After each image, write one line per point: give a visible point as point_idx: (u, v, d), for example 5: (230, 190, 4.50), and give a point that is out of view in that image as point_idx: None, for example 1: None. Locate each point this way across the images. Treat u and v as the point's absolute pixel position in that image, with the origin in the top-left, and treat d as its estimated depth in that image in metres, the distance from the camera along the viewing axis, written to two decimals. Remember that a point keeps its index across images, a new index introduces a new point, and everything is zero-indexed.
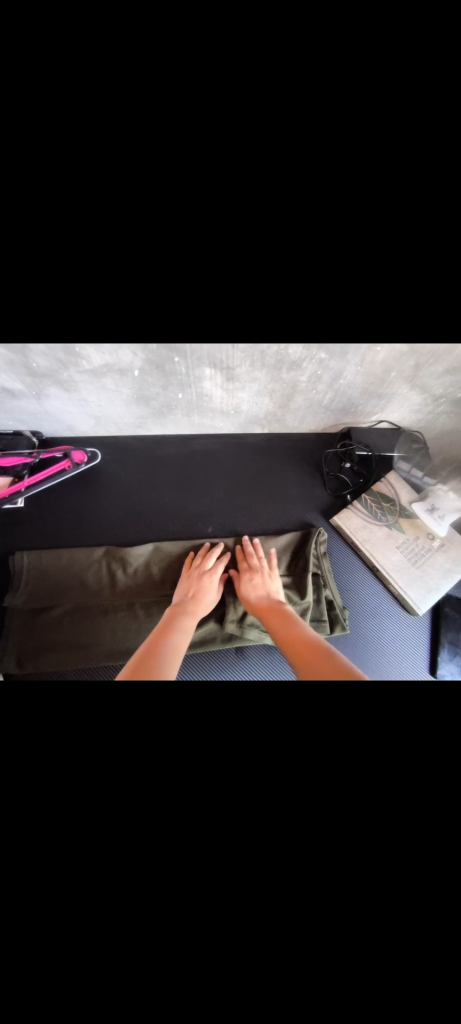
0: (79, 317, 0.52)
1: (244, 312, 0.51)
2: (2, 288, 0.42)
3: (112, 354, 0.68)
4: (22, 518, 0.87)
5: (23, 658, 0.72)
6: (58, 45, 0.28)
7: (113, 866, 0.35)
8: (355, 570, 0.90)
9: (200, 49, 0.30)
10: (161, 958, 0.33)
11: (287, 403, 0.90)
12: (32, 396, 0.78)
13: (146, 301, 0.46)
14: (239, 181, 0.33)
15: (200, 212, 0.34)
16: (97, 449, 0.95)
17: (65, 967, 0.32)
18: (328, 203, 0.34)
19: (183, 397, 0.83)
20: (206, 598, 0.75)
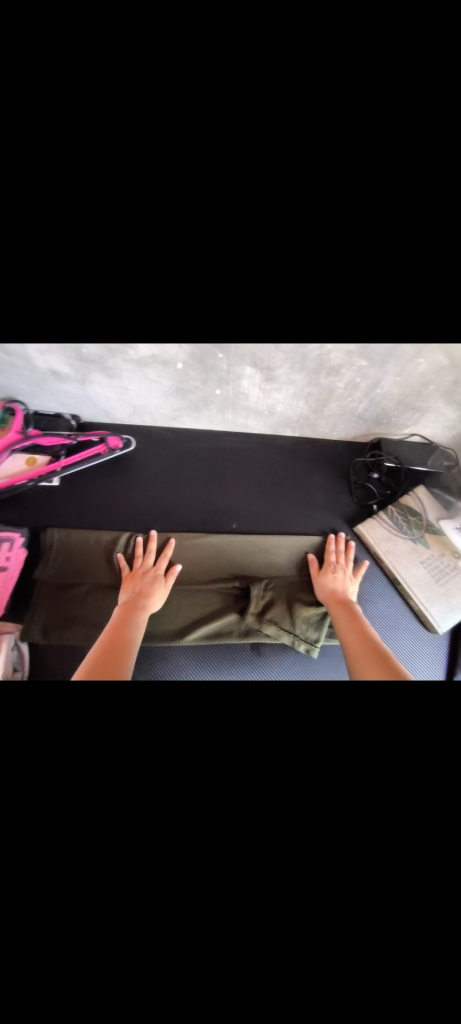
0: (137, 309, 0.54)
1: (295, 311, 0.52)
2: (73, 275, 0.44)
3: (159, 346, 0.70)
4: (56, 497, 0.91)
5: (48, 628, 0.76)
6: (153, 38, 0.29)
7: (131, 834, 0.37)
8: (375, 581, 0.90)
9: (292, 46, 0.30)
10: (168, 923, 0.35)
11: (322, 409, 0.90)
12: (77, 382, 0.81)
13: (202, 297, 0.48)
14: (316, 181, 0.33)
15: (272, 208, 0.36)
16: (132, 436, 0.98)
17: (81, 918, 0.34)
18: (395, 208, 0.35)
19: (220, 394, 0.85)
20: (153, 596, 0.77)
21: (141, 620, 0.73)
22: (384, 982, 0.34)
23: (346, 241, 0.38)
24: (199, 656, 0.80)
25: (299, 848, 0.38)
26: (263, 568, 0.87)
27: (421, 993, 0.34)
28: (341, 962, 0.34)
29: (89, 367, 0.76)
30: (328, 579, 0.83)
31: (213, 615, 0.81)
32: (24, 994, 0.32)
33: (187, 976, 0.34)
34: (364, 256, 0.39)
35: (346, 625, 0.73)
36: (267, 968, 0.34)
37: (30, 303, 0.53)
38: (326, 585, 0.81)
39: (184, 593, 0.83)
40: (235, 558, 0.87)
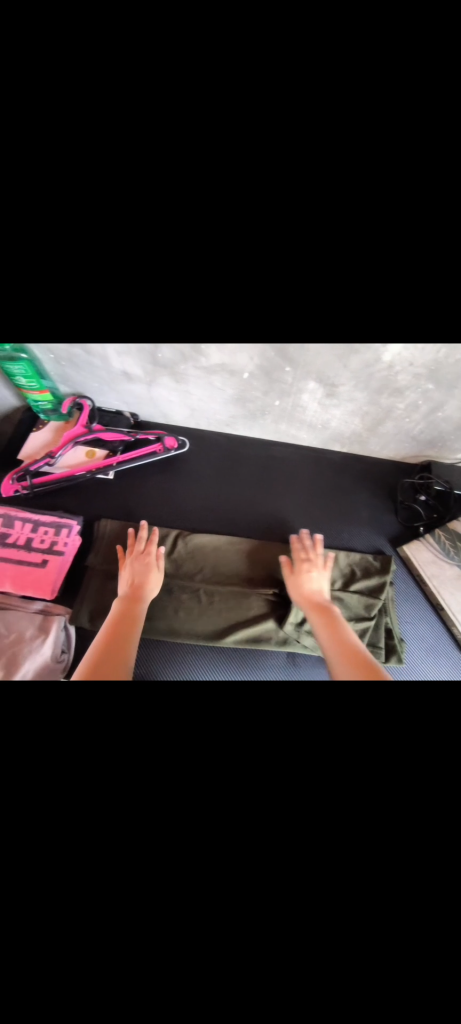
0: (224, 321, 0.57)
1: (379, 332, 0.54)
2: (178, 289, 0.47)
3: (231, 355, 0.73)
4: (111, 490, 0.95)
5: (94, 615, 0.78)
6: None
7: (193, 835, 0.37)
8: (417, 603, 0.89)
9: None
10: (227, 933, 0.34)
11: (376, 427, 0.91)
12: (145, 383, 0.85)
13: (293, 314, 0.50)
14: (447, 195, 0.31)
15: None
16: (186, 437, 1.01)
17: (144, 908, 0.35)
18: None
19: (279, 404, 0.87)
20: (146, 582, 0.78)
21: (142, 608, 0.75)
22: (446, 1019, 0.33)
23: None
24: (235, 657, 0.83)
25: (368, 874, 0.36)
26: None
27: None
28: (403, 993, 0.34)
29: (160, 368, 0.80)
30: (303, 578, 0.80)
31: (251, 620, 0.81)
32: (78, 964, 0.33)
33: (243, 982, 0.34)
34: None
35: (322, 627, 0.71)
36: (327, 988, 0.34)
37: (118, 306, 0.54)
38: (300, 586, 0.79)
39: (225, 594, 0.83)
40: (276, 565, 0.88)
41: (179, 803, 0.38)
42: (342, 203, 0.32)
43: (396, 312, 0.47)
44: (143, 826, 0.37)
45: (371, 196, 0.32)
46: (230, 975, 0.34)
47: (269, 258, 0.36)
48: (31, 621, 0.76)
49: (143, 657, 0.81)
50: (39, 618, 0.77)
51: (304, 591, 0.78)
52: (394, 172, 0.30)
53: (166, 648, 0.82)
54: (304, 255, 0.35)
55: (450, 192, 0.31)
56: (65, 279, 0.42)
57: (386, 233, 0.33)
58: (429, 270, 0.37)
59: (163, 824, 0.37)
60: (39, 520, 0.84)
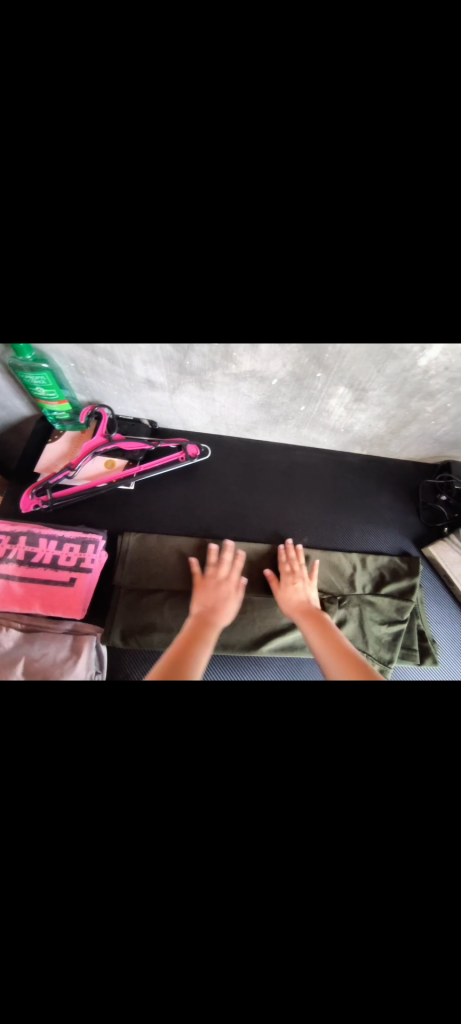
0: (268, 327, 0.54)
1: (425, 329, 0.51)
2: (216, 293, 0.43)
3: (263, 361, 0.71)
4: (132, 502, 0.92)
5: (126, 633, 0.76)
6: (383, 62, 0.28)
7: (300, 908, 0.32)
8: (445, 604, 0.90)
9: None
10: (341, 1006, 0.31)
11: (399, 430, 0.91)
12: (169, 390, 0.84)
13: (348, 317, 0.48)
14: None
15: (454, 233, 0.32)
16: (207, 444, 0.99)
17: (248, 976, 0.31)
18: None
19: (305, 410, 0.86)
20: (225, 609, 0.75)
21: (212, 632, 0.70)
22: None
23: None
24: (272, 665, 0.83)
25: None
26: (336, 584, 0.86)
27: None
28: None
29: (187, 376, 0.78)
30: (289, 591, 0.79)
31: (286, 628, 0.80)
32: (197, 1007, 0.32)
33: None
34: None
35: (316, 631, 0.69)
36: None
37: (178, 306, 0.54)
38: (284, 594, 0.78)
39: (259, 605, 0.81)
40: None
41: (279, 876, 0.32)
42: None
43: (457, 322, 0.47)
44: (235, 898, 0.32)
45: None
46: None
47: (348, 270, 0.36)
48: (61, 643, 0.73)
49: None
50: (70, 638, 0.74)
51: (293, 602, 0.77)
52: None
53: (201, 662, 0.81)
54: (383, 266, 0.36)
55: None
56: (140, 300, 0.40)
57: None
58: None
59: (258, 898, 0.32)
60: (64, 537, 0.81)
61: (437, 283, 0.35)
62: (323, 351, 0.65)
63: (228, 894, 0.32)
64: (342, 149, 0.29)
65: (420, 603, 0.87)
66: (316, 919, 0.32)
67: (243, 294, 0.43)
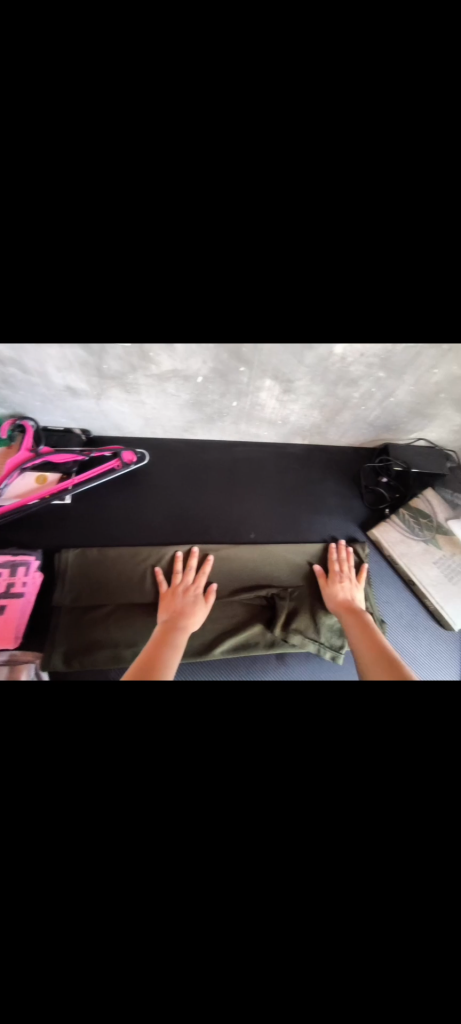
0: (166, 320, 0.52)
1: (324, 315, 0.51)
2: (101, 281, 0.41)
3: (183, 359, 0.69)
4: (69, 516, 0.88)
5: (70, 656, 0.74)
6: (212, 44, 0.28)
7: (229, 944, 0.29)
8: (392, 584, 0.93)
9: (368, 50, 0.28)
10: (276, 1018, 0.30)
11: (334, 418, 0.92)
12: (93, 397, 0.80)
13: (244, 304, 0.47)
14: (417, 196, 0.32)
15: (331, 210, 0.33)
16: (145, 449, 0.96)
17: None
18: (412, 223, 0.34)
19: (237, 405, 0.85)
20: (194, 613, 0.76)
21: (180, 636, 0.71)
22: None
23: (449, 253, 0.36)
24: (227, 667, 0.81)
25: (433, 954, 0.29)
26: (285, 576, 0.87)
27: None
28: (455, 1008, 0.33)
29: (107, 380, 0.75)
30: (336, 585, 0.83)
31: (238, 628, 0.80)
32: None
33: None
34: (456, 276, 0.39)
35: (358, 629, 0.72)
36: None
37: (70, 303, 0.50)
38: (333, 588, 0.82)
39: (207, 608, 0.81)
40: (256, 567, 0.87)
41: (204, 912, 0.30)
42: (314, 196, 0.32)
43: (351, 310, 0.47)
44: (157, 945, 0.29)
45: (328, 190, 0.32)
46: None
47: (220, 254, 0.36)
48: None
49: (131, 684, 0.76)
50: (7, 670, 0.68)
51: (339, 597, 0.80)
52: (357, 170, 0.31)
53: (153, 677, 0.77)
54: (252, 248, 0.36)
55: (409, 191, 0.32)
56: None
57: (348, 223, 0.34)
58: (393, 256, 0.37)
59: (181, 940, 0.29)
60: None
61: (311, 256, 0.36)
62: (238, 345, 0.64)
63: (148, 927, 0.29)
64: (178, 146, 0.30)
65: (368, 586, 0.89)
66: (247, 944, 0.29)
67: (127, 282, 0.41)
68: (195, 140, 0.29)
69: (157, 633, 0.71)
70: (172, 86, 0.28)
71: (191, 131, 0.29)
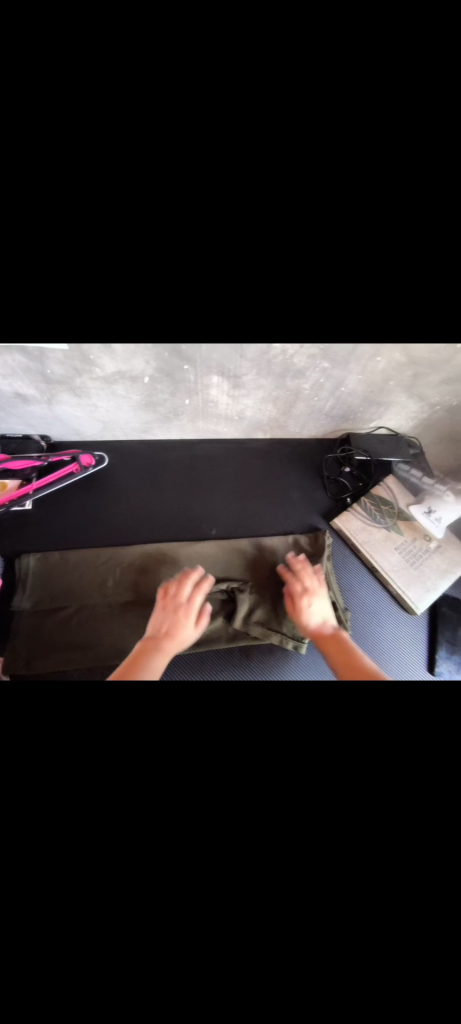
0: (87, 319, 0.53)
1: (243, 310, 0.52)
2: (16, 287, 0.42)
3: (125, 361, 0.70)
4: (30, 522, 0.88)
5: (31, 658, 0.75)
6: (71, 42, 0.26)
7: None
8: (355, 572, 0.94)
9: (221, 50, 0.28)
10: None
11: (290, 410, 0.92)
12: (44, 403, 0.81)
13: (160, 300, 0.48)
14: (297, 185, 0.32)
15: (208, 211, 0.33)
16: (105, 453, 0.98)
17: None
18: (328, 210, 0.33)
19: (190, 403, 0.86)
20: (181, 634, 0.72)
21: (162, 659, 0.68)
22: None
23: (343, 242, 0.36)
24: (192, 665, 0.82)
25: None
26: (246, 570, 0.88)
27: None
28: None
29: (55, 386, 0.76)
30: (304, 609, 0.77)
31: None
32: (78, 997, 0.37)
33: None
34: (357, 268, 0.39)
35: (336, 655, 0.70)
36: None
37: None
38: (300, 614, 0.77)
39: None
40: (218, 563, 0.88)
41: None
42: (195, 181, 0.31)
43: (265, 303, 0.48)
44: None
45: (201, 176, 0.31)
46: None
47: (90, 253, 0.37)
48: None
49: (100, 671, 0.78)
50: None
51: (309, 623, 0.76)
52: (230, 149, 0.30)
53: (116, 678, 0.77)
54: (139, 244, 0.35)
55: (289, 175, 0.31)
56: None
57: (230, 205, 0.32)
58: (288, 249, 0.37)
59: None
60: None
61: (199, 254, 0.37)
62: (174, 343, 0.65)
63: None
64: (57, 153, 0.30)
65: (330, 574, 0.90)
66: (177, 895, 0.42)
67: (31, 283, 0.42)
68: (66, 148, 0.30)
69: (137, 643, 0.70)
70: (33, 87, 0.27)
71: (59, 133, 0.29)
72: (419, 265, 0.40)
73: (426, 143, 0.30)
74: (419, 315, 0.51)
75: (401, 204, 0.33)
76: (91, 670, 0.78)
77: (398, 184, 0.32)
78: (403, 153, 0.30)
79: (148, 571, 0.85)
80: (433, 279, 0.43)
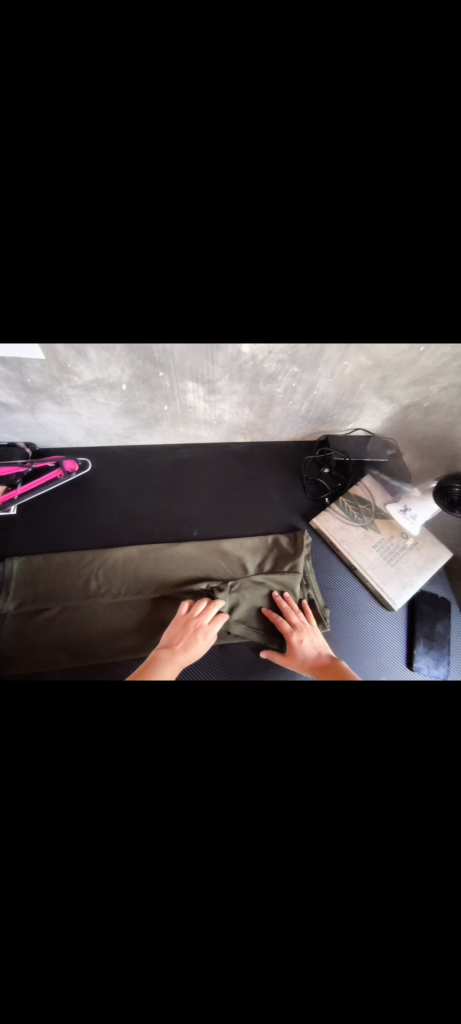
0: (58, 328, 0.56)
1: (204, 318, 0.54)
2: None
3: (102, 369, 0.74)
4: (15, 525, 0.91)
5: (11, 659, 0.77)
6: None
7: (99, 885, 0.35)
8: (334, 570, 0.96)
9: (144, 53, 0.27)
10: None
11: (267, 414, 0.96)
12: (27, 410, 0.84)
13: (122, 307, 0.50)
14: (204, 194, 0.33)
15: (144, 215, 0.34)
16: (88, 458, 1.01)
17: None
18: (262, 210, 0.34)
19: (168, 409, 0.89)
20: (196, 650, 0.74)
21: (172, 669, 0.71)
22: (348, 988, 0.38)
23: (281, 252, 0.38)
24: None
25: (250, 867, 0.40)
26: (226, 569, 0.90)
27: (386, 989, 0.38)
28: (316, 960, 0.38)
29: (36, 394, 0.79)
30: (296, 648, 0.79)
31: None
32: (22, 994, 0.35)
33: None
34: (282, 275, 0.41)
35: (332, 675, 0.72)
36: None
37: None
38: (294, 654, 0.78)
39: (147, 607, 0.84)
40: (198, 562, 0.90)
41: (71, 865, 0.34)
42: (130, 198, 0.32)
43: (222, 312, 0.51)
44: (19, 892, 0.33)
45: (117, 192, 0.32)
46: None
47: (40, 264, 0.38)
48: None
49: (78, 670, 0.79)
50: None
51: (303, 660, 0.77)
52: (158, 162, 0.31)
53: (94, 679, 0.78)
54: (72, 260, 0.38)
55: (219, 186, 0.32)
56: None
57: (167, 217, 0.34)
58: (232, 260, 0.39)
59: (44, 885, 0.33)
60: None
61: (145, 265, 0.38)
62: (147, 350, 0.68)
63: None
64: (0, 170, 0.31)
65: (309, 573, 0.92)
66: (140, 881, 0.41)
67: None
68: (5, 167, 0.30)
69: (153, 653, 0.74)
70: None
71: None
72: (364, 266, 0.41)
73: (354, 152, 0.31)
74: (370, 321, 0.54)
75: (337, 204, 0.34)
76: (70, 671, 0.78)
77: (331, 189, 0.33)
78: (338, 160, 0.32)
79: (129, 572, 0.88)
80: (379, 283, 0.44)
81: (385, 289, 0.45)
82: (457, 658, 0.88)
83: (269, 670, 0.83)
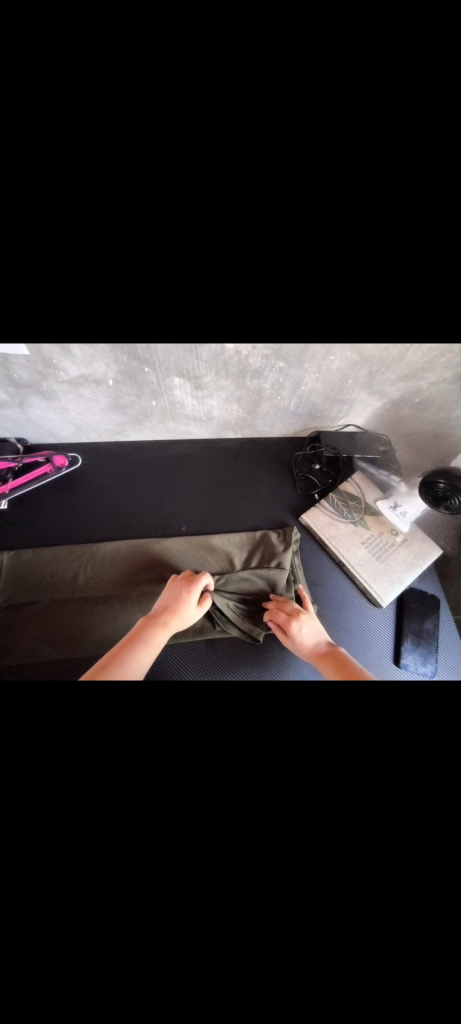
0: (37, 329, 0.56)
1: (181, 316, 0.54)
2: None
3: (87, 365, 0.74)
4: (6, 520, 0.92)
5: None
6: None
7: None
8: (323, 568, 0.96)
9: (95, 49, 0.26)
10: (106, 941, 0.36)
11: (256, 410, 0.96)
12: (16, 405, 0.85)
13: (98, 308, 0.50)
14: (164, 199, 0.31)
15: (104, 221, 0.32)
16: (78, 455, 1.02)
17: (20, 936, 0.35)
18: (226, 214, 0.33)
19: (156, 405, 0.89)
20: (182, 609, 0.75)
21: (159, 639, 0.70)
22: (311, 988, 0.36)
23: (232, 261, 0.37)
24: (157, 664, 0.82)
25: (214, 863, 0.39)
26: (214, 564, 0.90)
27: (355, 998, 0.36)
28: (278, 962, 0.37)
29: (24, 389, 0.80)
30: (296, 640, 0.76)
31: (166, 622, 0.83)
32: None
33: (126, 959, 0.36)
34: (251, 285, 0.40)
35: (331, 670, 0.70)
36: (206, 940, 0.37)
37: None
38: (296, 647, 0.76)
39: (133, 605, 0.84)
40: (187, 558, 0.90)
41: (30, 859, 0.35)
42: (77, 212, 0.32)
43: (195, 321, 0.51)
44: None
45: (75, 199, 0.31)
46: (116, 966, 0.36)
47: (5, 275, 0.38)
48: None
49: (63, 668, 0.78)
50: None
51: (305, 648, 0.75)
52: (100, 177, 0.30)
53: (79, 677, 0.78)
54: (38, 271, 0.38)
55: (155, 202, 0.32)
56: None
57: (113, 228, 0.33)
58: (190, 270, 0.38)
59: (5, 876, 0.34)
60: None
61: (109, 270, 0.37)
62: (130, 345, 0.69)
63: None
64: None
65: (299, 572, 0.91)
66: (93, 887, 0.37)
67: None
68: None
69: (141, 625, 0.73)
70: None
71: None
72: (337, 277, 0.40)
73: (320, 150, 0.30)
74: (346, 329, 0.54)
75: (306, 206, 0.32)
76: (54, 670, 0.78)
77: (297, 190, 0.32)
78: (302, 160, 0.30)
79: (117, 571, 0.88)
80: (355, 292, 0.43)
81: (354, 300, 0.44)
82: (446, 657, 0.88)
83: (256, 670, 0.83)
